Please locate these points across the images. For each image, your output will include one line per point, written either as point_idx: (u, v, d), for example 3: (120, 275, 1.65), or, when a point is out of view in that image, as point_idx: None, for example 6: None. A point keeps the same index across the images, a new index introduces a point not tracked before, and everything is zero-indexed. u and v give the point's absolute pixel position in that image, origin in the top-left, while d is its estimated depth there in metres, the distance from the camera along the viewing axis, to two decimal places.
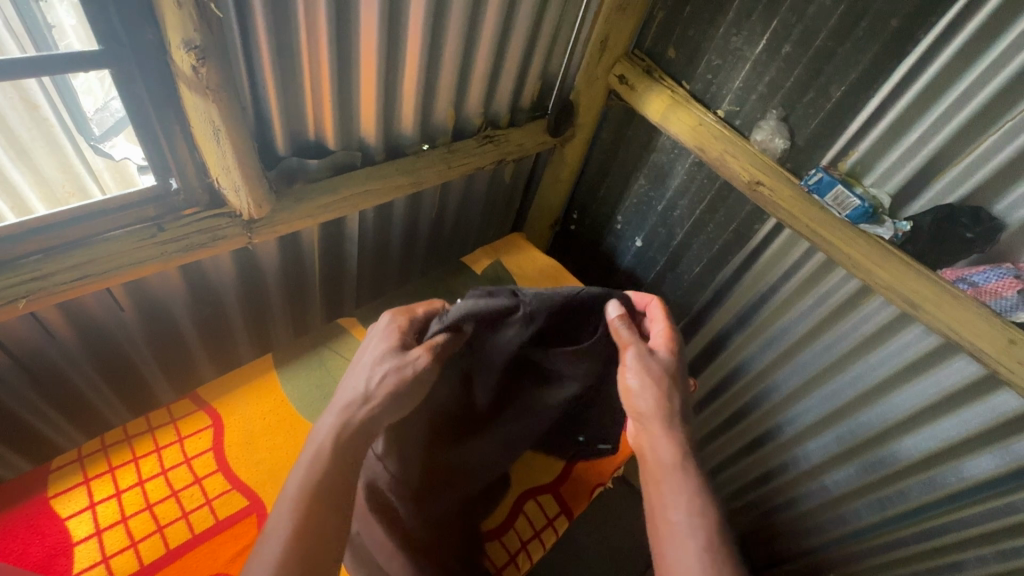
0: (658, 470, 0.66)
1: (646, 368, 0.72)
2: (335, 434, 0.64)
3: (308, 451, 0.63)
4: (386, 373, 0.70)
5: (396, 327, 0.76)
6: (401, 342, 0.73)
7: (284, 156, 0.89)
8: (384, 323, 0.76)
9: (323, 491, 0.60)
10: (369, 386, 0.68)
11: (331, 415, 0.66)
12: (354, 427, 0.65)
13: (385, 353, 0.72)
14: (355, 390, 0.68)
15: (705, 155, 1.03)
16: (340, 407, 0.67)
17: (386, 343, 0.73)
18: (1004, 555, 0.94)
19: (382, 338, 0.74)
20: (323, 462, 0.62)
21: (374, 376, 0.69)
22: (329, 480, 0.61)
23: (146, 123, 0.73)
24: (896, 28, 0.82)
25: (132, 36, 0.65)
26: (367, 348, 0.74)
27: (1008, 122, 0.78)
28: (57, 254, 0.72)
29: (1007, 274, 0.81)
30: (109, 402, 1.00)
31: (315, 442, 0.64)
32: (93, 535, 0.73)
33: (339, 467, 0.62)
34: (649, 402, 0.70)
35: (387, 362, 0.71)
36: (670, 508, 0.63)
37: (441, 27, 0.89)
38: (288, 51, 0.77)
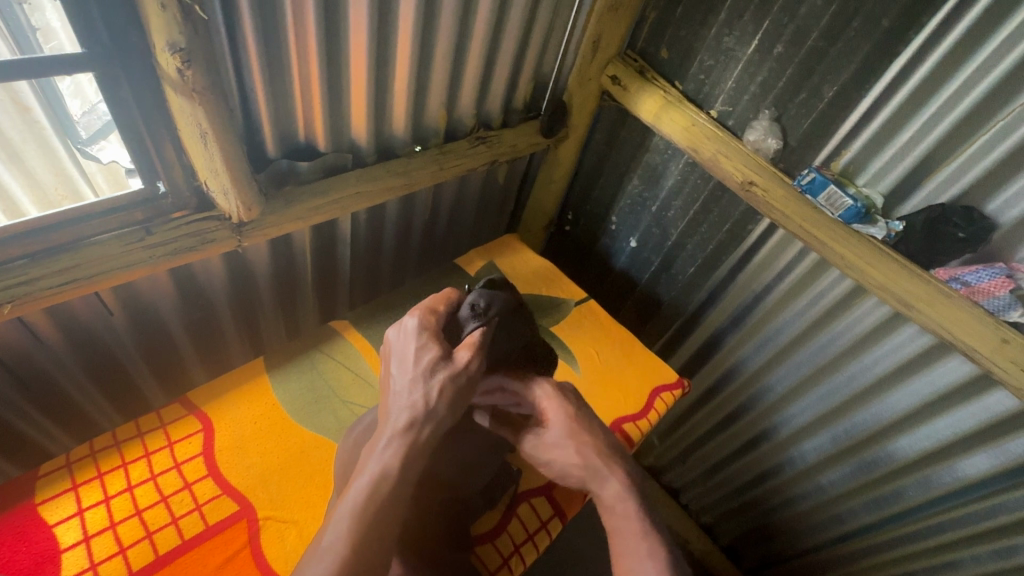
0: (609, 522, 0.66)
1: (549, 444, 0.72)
2: (399, 455, 0.63)
3: (367, 472, 0.62)
4: (441, 385, 0.65)
5: (429, 329, 0.68)
6: (443, 346, 0.67)
7: (273, 158, 0.89)
8: (413, 327, 0.68)
9: (383, 512, 0.61)
10: (428, 402, 0.64)
11: (389, 435, 0.64)
12: (414, 448, 0.64)
13: (434, 363, 0.66)
14: (416, 406, 0.64)
15: (699, 156, 1.03)
16: (398, 429, 0.63)
17: (429, 351, 0.67)
18: (999, 554, 0.94)
19: (420, 348, 0.67)
20: (385, 484, 0.61)
21: (432, 392, 0.65)
22: (391, 502, 0.61)
23: (132, 126, 0.72)
24: (887, 27, 0.81)
25: (117, 39, 0.65)
26: (404, 359, 0.67)
27: (1000, 121, 0.78)
28: (43, 259, 0.72)
29: (999, 273, 0.80)
30: (99, 407, 0.99)
31: (376, 460, 0.63)
32: (81, 541, 0.73)
33: (400, 489, 0.62)
34: (569, 465, 0.70)
35: (439, 374, 0.65)
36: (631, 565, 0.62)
37: (431, 29, 0.88)
38: (277, 53, 0.77)
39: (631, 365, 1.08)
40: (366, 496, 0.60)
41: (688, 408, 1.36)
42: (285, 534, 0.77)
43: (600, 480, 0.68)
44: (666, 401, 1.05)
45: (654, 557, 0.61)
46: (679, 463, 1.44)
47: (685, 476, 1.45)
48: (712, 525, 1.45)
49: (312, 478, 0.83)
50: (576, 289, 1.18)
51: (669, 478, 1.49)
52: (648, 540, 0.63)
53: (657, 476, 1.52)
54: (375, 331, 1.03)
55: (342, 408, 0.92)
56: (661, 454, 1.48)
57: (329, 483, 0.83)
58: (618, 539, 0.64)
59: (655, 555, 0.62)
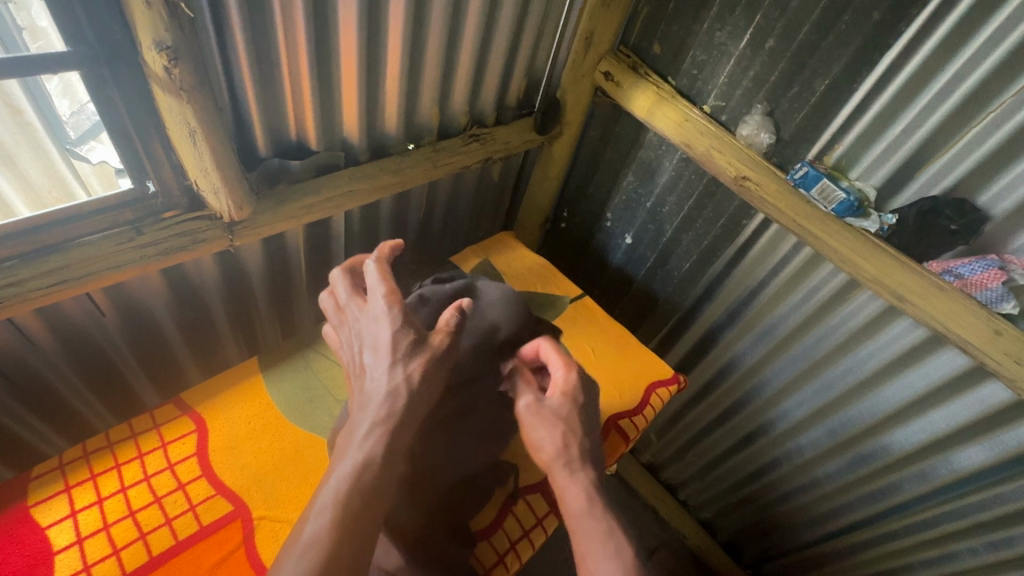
0: (573, 517, 0.71)
1: (543, 417, 0.77)
2: (381, 444, 0.66)
3: (350, 461, 0.65)
4: (420, 364, 0.72)
5: (400, 312, 0.74)
6: (416, 329, 0.74)
7: (265, 157, 0.88)
8: (383, 310, 0.74)
9: (365, 504, 0.62)
10: (409, 382, 0.70)
11: (370, 421, 0.68)
12: (395, 435, 0.68)
13: (412, 345, 0.72)
14: (395, 389, 0.69)
15: (692, 152, 1.03)
16: (380, 415, 0.68)
17: (404, 334, 0.72)
18: (996, 546, 0.94)
19: (397, 330, 0.72)
20: (370, 474, 0.64)
21: (412, 371, 0.70)
22: (372, 493, 0.63)
23: (120, 126, 0.72)
24: (878, 20, 0.81)
25: (102, 38, 0.64)
26: (378, 343, 0.72)
27: (991, 113, 0.78)
28: (32, 260, 0.71)
29: (992, 264, 0.81)
30: (93, 408, 0.99)
31: (358, 449, 0.66)
32: (74, 543, 0.72)
33: (383, 480, 0.65)
34: (553, 451, 0.75)
35: (417, 355, 0.72)
36: (590, 559, 0.68)
37: (422, 26, 0.88)
38: (266, 51, 0.77)
39: (628, 361, 1.08)
40: (348, 489, 0.62)
41: (685, 405, 1.36)
42: (279, 534, 0.77)
43: (569, 475, 0.74)
44: (663, 396, 1.05)
45: (617, 555, 0.67)
46: (677, 460, 1.45)
47: (683, 472, 1.45)
48: (711, 521, 1.45)
49: (306, 478, 0.83)
50: (572, 286, 1.18)
51: (666, 474, 1.49)
52: (613, 537, 0.68)
53: (655, 472, 1.52)
54: None
55: (336, 407, 0.91)
56: (658, 450, 1.48)
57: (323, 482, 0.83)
58: (583, 538, 0.69)
59: (617, 552, 0.67)
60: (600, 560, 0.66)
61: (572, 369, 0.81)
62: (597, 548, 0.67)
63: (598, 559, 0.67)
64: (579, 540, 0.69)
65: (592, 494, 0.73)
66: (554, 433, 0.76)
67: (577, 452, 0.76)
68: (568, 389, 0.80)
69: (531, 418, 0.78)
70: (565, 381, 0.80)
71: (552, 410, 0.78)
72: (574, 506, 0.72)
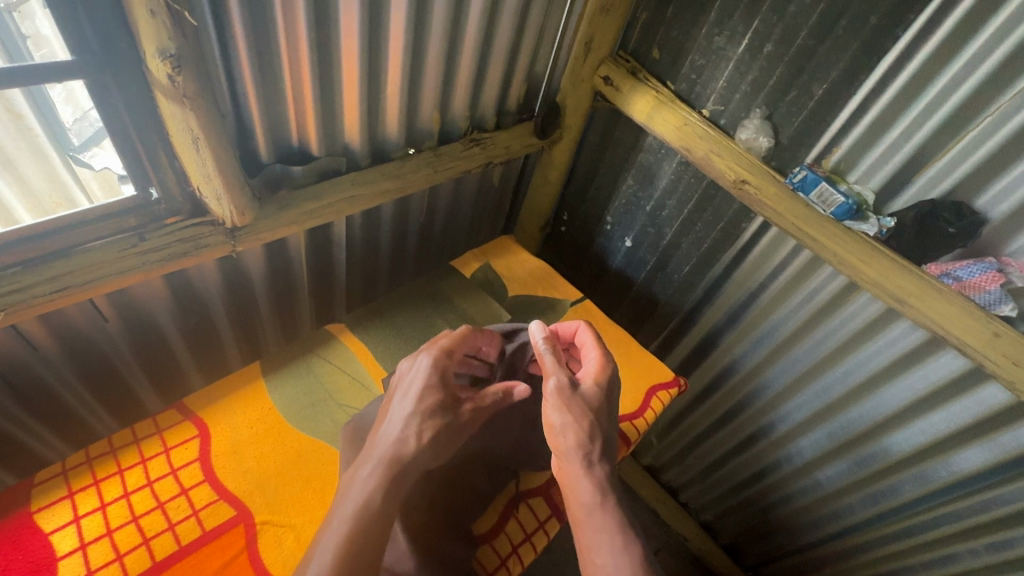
0: (583, 507, 0.71)
1: (573, 404, 0.77)
2: (379, 492, 0.67)
3: (350, 504, 0.66)
4: (434, 425, 0.75)
5: (439, 373, 0.79)
6: (445, 392, 0.78)
7: (267, 163, 0.89)
8: (425, 367, 0.79)
9: (364, 549, 0.62)
10: (418, 439, 0.73)
11: (374, 466, 0.70)
12: (395, 483, 0.69)
13: (435, 406, 0.76)
14: (404, 441, 0.72)
15: (692, 156, 1.04)
16: (383, 462, 0.70)
17: (433, 394, 0.77)
18: (996, 547, 0.95)
19: (428, 389, 0.77)
20: (370, 512, 0.65)
21: (423, 429, 0.74)
22: (372, 539, 0.63)
23: (123, 132, 0.72)
24: (875, 25, 0.82)
25: (106, 47, 0.65)
26: (408, 396, 0.77)
27: (988, 117, 0.78)
28: (35, 266, 0.72)
29: (989, 267, 0.81)
30: (96, 414, 0.99)
31: (358, 492, 0.67)
32: (78, 549, 0.72)
33: (381, 523, 0.65)
34: (577, 439, 0.75)
35: (435, 417, 0.75)
36: (597, 552, 0.68)
37: (422, 32, 0.89)
38: (268, 58, 0.77)
39: (629, 364, 1.09)
40: (348, 531, 0.63)
41: (685, 407, 1.36)
42: (282, 539, 0.77)
43: (585, 466, 0.74)
44: (663, 399, 1.05)
45: (626, 552, 0.67)
46: (677, 462, 1.45)
47: (683, 474, 1.45)
48: (712, 523, 1.45)
49: (309, 482, 0.83)
50: (572, 289, 1.19)
51: (667, 476, 1.50)
52: (623, 535, 0.69)
53: (656, 475, 1.52)
54: (372, 335, 1.03)
55: (338, 411, 0.92)
56: (659, 453, 1.48)
57: (325, 486, 0.83)
58: (590, 531, 0.69)
59: (625, 549, 0.68)
60: (608, 555, 0.67)
61: (607, 366, 0.83)
62: (606, 542, 0.68)
63: (604, 553, 0.67)
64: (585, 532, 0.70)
65: (607, 490, 0.73)
66: (581, 421, 0.76)
67: (598, 446, 0.75)
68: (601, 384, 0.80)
69: (561, 400, 0.77)
70: (598, 373, 0.82)
71: (583, 399, 0.78)
72: (585, 496, 0.72)
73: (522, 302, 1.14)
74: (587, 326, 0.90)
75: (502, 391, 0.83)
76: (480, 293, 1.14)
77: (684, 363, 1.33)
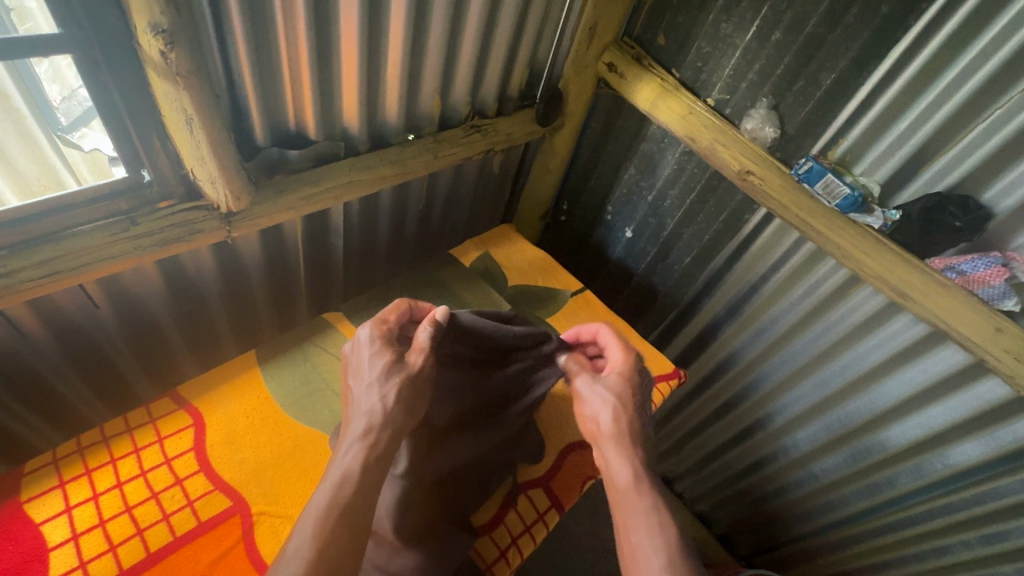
0: (619, 488, 0.73)
1: (596, 393, 0.82)
2: (360, 458, 0.67)
3: (332, 476, 0.65)
4: (396, 385, 0.73)
5: (381, 340, 0.77)
6: (393, 352, 0.76)
7: (263, 147, 0.86)
8: (366, 338, 0.77)
9: (348, 512, 0.62)
10: (385, 403, 0.71)
11: (351, 439, 0.68)
12: (373, 448, 0.68)
13: (388, 367, 0.74)
14: (371, 408, 0.70)
15: (696, 145, 1.02)
16: (358, 434, 0.68)
17: (382, 358, 0.75)
18: (989, 539, 0.96)
19: (375, 355, 0.75)
20: (349, 487, 0.64)
21: (387, 392, 0.72)
22: (354, 505, 0.63)
23: (113, 112, 0.70)
24: (886, 14, 0.80)
25: (93, 20, 0.62)
26: (361, 369, 0.75)
27: (998, 109, 0.77)
28: (22, 250, 0.69)
29: (995, 262, 0.80)
30: (87, 402, 0.97)
31: (339, 464, 0.66)
32: (70, 539, 0.71)
33: (365, 490, 0.64)
34: (607, 422, 0.79)
35: (393, 378, 0.73)
36: (632, 531, 0.68)
37: (424, 14, 0.86)
38: (264, 37, 0.74)
39: None
40: (330, 498, 0.62)
41: (682, 399, 1.36)
42: (280, 529, 0.76)
43: (620, 446, 0.76)
44: (663, 391, 1.05)
45: (660, 530, 0.67)
46: (674, 453, 1.45)
47: (679, 465, 1.46)
48: (706, 514, 1.46)
49: (305, 472, 0.82)
50: (572, 279, 1.17)
51: (663, 467, 1.50)
52: (657, 512, 0.69)
53: (652, 465, 1.52)
54: None
55: (336, 401, 0.90)
56: (656, 444, 1.48)
57: (323, 476, 0.82)
58: (625, 508, 0.71)
59: (660, 529, 0.68)
60: (642, 532, 0.67)
61: (630, 353, 0.87)
62: (639, 521, 0.69)
63: (638, 532, 0.68)
64: (620, 510, 0.71)
65: (641, 471, 0.74)
66: (608, 401, 0.80)
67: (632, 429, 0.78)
68: (624, 369, 0.84)
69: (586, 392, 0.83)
70: (623, 361, 0.85)
71: (605, 388, 0.82)
72: (618, 472, 0.74)
73: (522, 292, 1.13)
74: (606, 328, 0.91)
75: (432, 325, 0.79)
76: (478, 282, 1.12)
77: (683, 354, 1.32)
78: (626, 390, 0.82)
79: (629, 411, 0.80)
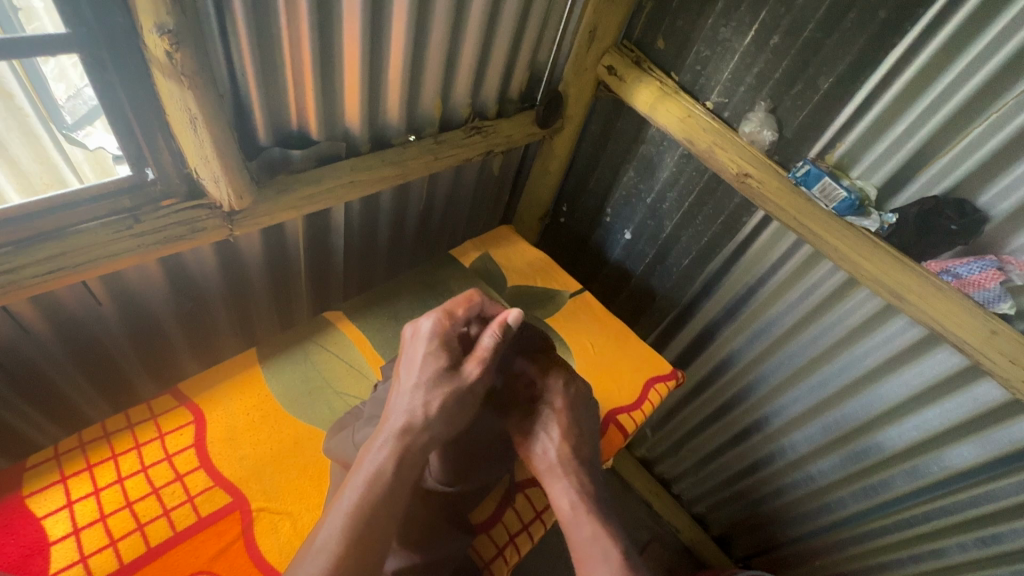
0: (566, 519, 0.74)
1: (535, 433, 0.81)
2: (393, 459, 0.67)
3: (364, 471, 0.66)
4: (443, 392, 0.72)
5: (441, 337, 0.76)
6: (450, 356, 0.75)
7: (266, 146, 0.87)
8: (426, 334, 0.77)
9: (375, 513, 0.63)
10: (427, 409, 0.70)
11: (387, 436, 0.69)
12: (408, 448, 0.68)
13: (439, 371, 0.73)
14: (412, 411, 0.70)
15: (695, 148, 1.03)
16: (394, 433, 0.69)
17: (437, 359, 0.74)
18: (985, 542, 0.96)
19: (430, 355, 0.74)
20: (379, 488, 0.65)
21: (432, 400, 0.71)
22: (382, 506, 0.64)
23: (119, 112, 0.71)
24: (884, 18, 0.81)
25: (101, 20, 0.63)
26: (412, 365, 0.74)
27: (994, 113, 0.78)
28: (26, 247, 0.70)
29: (989, 265, 0.81)
30: (88, 399, 0.98)
31: (372, 461, 0.67)
32: (71, 534, 0.72)
33: (394, 492, 0.66)
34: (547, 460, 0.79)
35: (440, 385, 0.72)
36: (585, 559, 0.71)
37: (426, 16, 0.87)
38: (268, 38, 0.75)
39: (627, 357, 1.08)
40: (360, 497, 0.64)
41: (680, 400, 1.37)
42: (279, 526, 0.77)
43: (560, 480, 0.77)
44: (661, 392, 1.05)
45: (608, 559, 0.70)
46: (672, 454, 1.45)
47: (677, 466, 1.46)
48: (704, 515, 1.46)
49: (305, 469, 0.82)
50: (571, 280, 1.18)
51: (661, 468, 1.50)
52: (605, 543, 0.71)
53: (650, 466, 1.53)
54: (370, 323, 1.02)
55: (336, 399, 0.91)
56: (654, 445, 1.49)
57: (323, 473, 0.82)
58: (578, 542, 0.72)
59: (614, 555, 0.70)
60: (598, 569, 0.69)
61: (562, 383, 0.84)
62: (592, 553, 0.70)
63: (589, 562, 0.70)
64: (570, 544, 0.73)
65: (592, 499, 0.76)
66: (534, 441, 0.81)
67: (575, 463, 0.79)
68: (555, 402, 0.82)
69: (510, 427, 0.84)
70: (539, 389, 0.84)
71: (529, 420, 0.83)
72: (566, 506, 0.75)
73: (521, 292, 1.14)
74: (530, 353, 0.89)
75: (498, 331, 0.76)
76: (476, 282, 1.13)
77: (681, 355, 1.33)
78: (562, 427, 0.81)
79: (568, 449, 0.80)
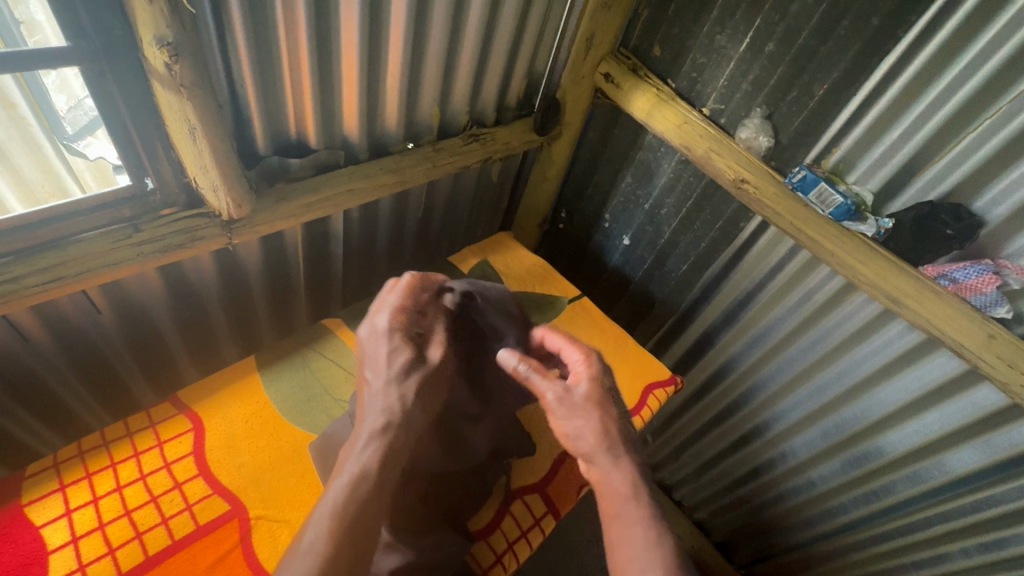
0: (611, 501, 0.69)
1: (571, 409, 0.74)
2: (377, 454, 0.66)
3: (347, 472, 0.64)
4: (414, 384, 0.72)
5: (400, 333, 0.76)
6: (413, 347, 0.75)
7: (264, 155, 0.88)
8: (385, 329, 0.76)
9: (364, 510, 0.62)
10: (403, 401, 0.70)
11: (367, 433, 0.67)
12: (390, 446, 0.67)
13: (408, 364, 0.73)
14: (388, 406, 0.69)
15: (691, 154, 1.04)
16: (375, 429, 0.68)
17: (401, 353, 0.74)
18: (987, 547, 0.96)
19: (394, 352, 0.74)
20: (367, 484, 0.63)
21: (406, 392, 0.71)
22: (368, 503, 0.62)
23: (119, 123, 0.72)
24: (877, 26, 0.82)
25: (101, 34, 0.64)
26: (379, 362, 0.73)
27: (987, 119, 0.79)
28: (26, 257, 0.70)
29: (986, 269, 0.81)
30: (88, 407, 0.98)
31: (355, 460, 0.65)
32: (69, 542, 0.72)
33: (381, 488, 0.64)
34: (590, 437, 0.72)
35: (411, 375, 0.73)
36: (629, 544, 0.65)
37: (423, 25, 0.88)
38: (266, 48, 0.76)
39: (626, 364, 1.08)
40: (347, 496, 0.62)
41: (680, 405, 1.37)
42: (276, 534, 0.76)
43: (610, 459, 0.71)
44: (659, 397, 1.06)
45: (658, 543, 0.64)
46: (673, 460, 1.45)
47: (678, 472, 1.46)
48: (705, 521, 1.46)
49: (303, 476, 0.82)
50: (569, 287, 1.19)
51: (663, 474, 1.50)
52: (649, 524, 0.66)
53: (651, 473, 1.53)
54: None
55: (334, 407, 0.91)
56: (654, 451, 1.48)
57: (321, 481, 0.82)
58: (623, 521, 0.66)
59: (657, 541, 0.64)
60: (640, 546, 0.64)
61: (592, 354, 0.80)
62: (638, 537, 0.65)
63: (632, 545, 0.64)
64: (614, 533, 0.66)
65: (636, 479, 0.70)
66: (594, 417, 0.73)
67: (616, 435, 0.73)
68: (589, 374, 0.77)
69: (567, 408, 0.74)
70: (588, 368, 0.78)
71: (583, 398, 0.75)
72: (613, 485, 0.69)
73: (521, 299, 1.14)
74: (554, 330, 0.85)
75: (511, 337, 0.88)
76: None
77: (681, 361, 1.33)
78: (600, 397, 0.75)
79: (613, 427, 0.73)
